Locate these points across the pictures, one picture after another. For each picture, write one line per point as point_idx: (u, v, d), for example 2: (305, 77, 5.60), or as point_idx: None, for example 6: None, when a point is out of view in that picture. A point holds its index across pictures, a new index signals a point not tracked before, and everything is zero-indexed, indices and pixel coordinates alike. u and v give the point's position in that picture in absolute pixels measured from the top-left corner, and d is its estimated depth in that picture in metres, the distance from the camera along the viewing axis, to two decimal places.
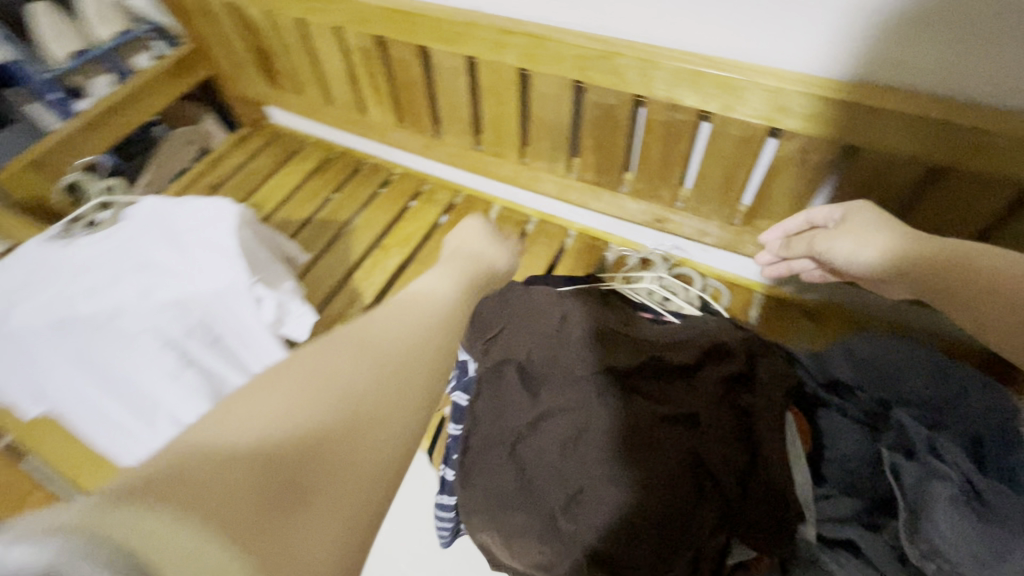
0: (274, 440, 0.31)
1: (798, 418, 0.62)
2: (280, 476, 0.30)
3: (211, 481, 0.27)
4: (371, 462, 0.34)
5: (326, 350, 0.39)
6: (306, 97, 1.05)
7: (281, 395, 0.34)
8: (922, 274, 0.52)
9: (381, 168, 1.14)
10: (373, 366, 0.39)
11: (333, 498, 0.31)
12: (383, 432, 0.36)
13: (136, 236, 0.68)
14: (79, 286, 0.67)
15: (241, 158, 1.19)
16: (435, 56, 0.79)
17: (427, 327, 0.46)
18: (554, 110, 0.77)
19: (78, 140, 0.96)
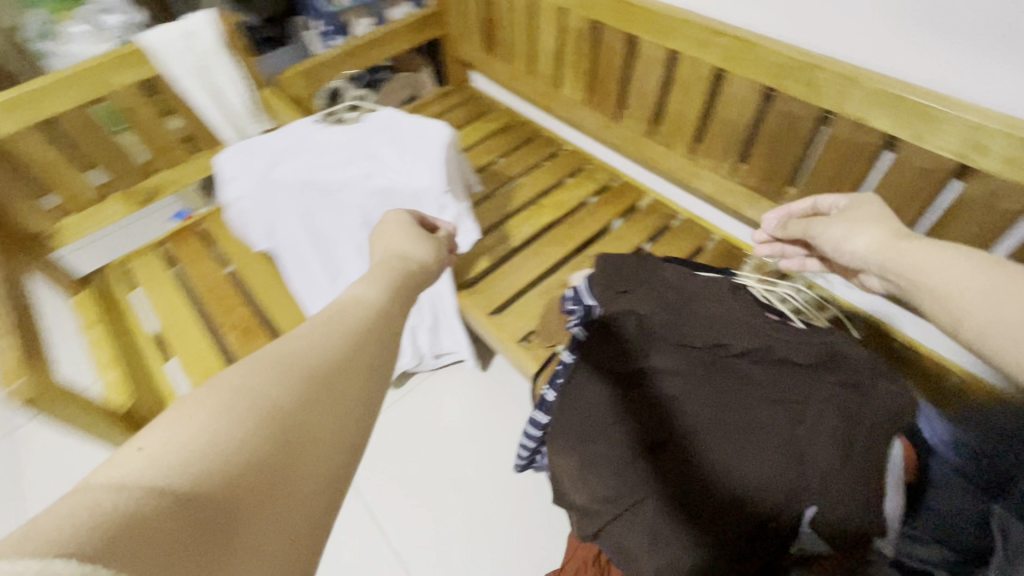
0: (195, 472, 0.29)
1: (906, 453, 0.61)
2: (210, 508, 0.28)
3: (151, 525, 0.25)
4: (322, 463, 0.34)
5: (240, 371, 0.36)
6: (512, 67, 1.22)
7: (199, 422, 0.31)
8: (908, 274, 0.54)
9: (553, 141, 1.27)
10: (288, 381, 0.36)
11: (274, 518, 0.30)
12: (327, 424, 0.35)
13: (373, 136, 0.86)
14: (321, 161, 0.85)
15: (440, 108, 1.39)
16: (642, 46, 0.89)
17: (351, 339, 0.42)
18: (739, 112, 0.82)
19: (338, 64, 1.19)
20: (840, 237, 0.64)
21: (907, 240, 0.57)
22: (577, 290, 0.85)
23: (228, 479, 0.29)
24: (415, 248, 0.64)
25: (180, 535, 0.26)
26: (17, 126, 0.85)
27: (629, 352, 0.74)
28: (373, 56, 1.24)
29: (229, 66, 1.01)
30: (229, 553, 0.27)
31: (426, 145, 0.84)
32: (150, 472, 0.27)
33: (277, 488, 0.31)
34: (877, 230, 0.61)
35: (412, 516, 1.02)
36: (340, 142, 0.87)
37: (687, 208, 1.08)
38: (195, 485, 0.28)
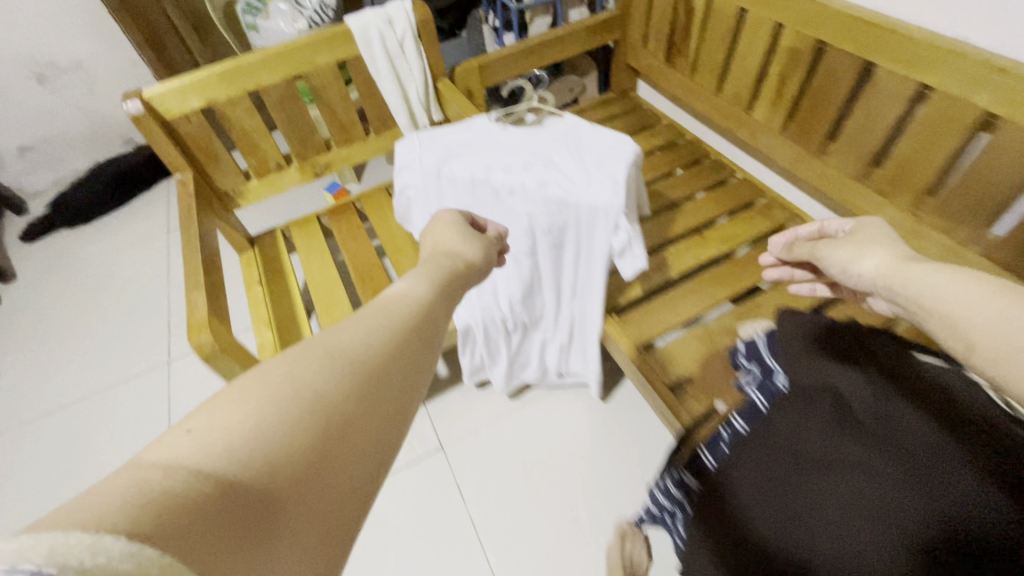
0: (234, 462, 0.27)
1: None
2: (253, 494, 0.26)
3: (195, 507, 0.24)
4: (362, 459, 0.32)
5: (283, 360, 0.34)
6: (693, 81, 1.12)
7: (249, 410, 0.29)
8: (909, 297, 0.52)
9: (724, 166, 1.15)
10: (338, 373, 0.34)
11: (311, 514, 0.28)
12: (372, 426, 0.33)
13: (554, 145, 0.82)
14: (497, 163, 0.83)
15: (600, 115, 1.33)
16: (880, 77, 0.75)
17: (396, 336, 0.40)
18: (1006, 170, 0.66)
19: (514, 60, 1.17)
20: (845, 261, 0.61)
21: (914, 263, 0.54)
22: (755, 345, 0.75)
23: (268, 473, 0.27)
24: (462, 248, 0.63)
25: (224, 522, 0.24)
26: (234, 94, 0.94)
27: (795, 429, 0.53)
28: (547, 56, 1.20)
29: (416, 54, 1.02)
30: (265, 549, 0.25)
31: (610, 162, 0.78)
32: (195, 455, 0.26)
33: (315, 487, 0.29)
34: (888, 252, 0.58)
35: (514, 535, 0.99)
36: (520, 147, 0.84)
37: None
38: (238, 473, 0.26)
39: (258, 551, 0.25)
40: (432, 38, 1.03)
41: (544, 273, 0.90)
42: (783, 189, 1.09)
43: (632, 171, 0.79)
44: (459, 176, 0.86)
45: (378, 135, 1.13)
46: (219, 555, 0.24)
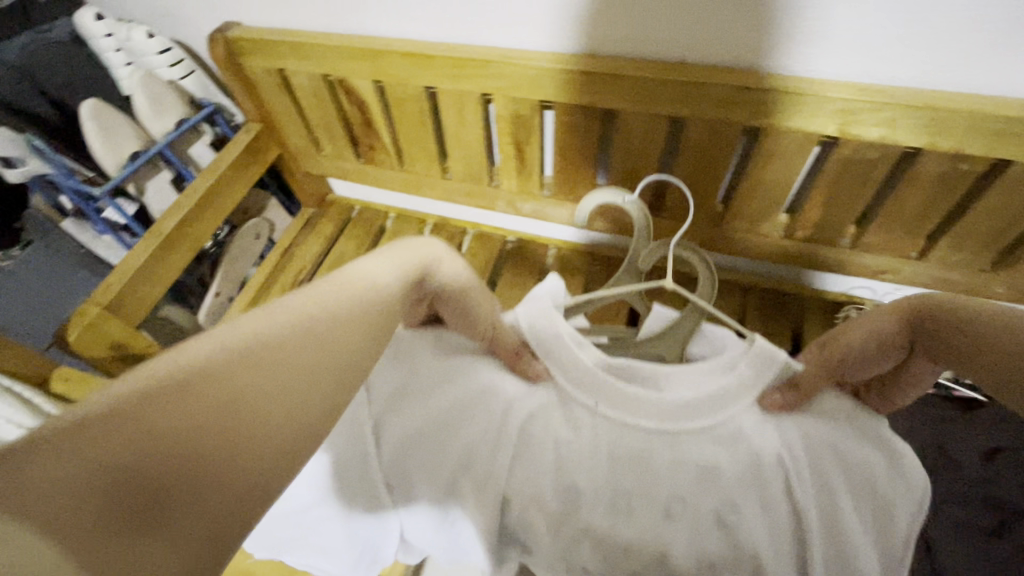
0: (123, 474, 0.26)
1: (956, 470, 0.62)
2: (152, 499, 0.26)
3: (77, 510, 0.24)
4: (246, 479, 0.30)
5: (204, 360, 0.30)
6: (408, 170, 0.90)
7: (128, 444, 0.26)
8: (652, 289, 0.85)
9: (490, 237, 0.99)
10: (217, 402, 0.29)
11: (195, 525, 0.28)
12: (262, 434, 0.31)
13: (774, 463, 0.49)
14: (627, 510, 0.50)
15: (317, 246, 1.01)
16: (622, 119, 0.67)
17: (330, 330, 0.34)
18: (780, 168, 0.65)
19: (153, 266, 0.76)
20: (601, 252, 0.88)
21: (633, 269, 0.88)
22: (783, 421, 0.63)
23: (144, 488, 0.26)
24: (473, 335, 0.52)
25: (107, 526, 0.25)
26: None
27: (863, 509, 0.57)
28: (198, 229, 0.82)
29: None
30: (169, 525, 0.27)
31: (863, 500, 0.47)
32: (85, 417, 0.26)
33: (204, 491, 0.28)
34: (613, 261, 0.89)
35: None
36: (670, 451, 0.51)
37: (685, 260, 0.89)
38: (129, 496, 0.26)
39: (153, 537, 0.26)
40: None
41: None
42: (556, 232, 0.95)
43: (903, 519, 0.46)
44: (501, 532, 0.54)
45: None
46: (113, 544, 0.25)
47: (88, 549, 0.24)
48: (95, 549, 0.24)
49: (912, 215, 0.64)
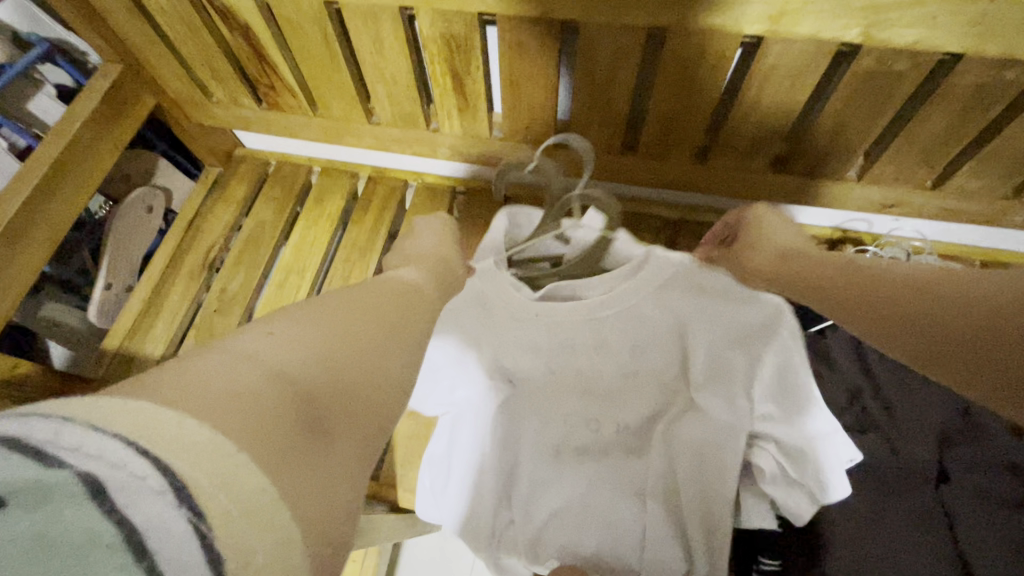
0: (285, 377, 0.25)
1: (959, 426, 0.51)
2: (313, 411, 0.25)
3: (261, 408, 0.23)
4: (373, 416, 0.29)
5: (317, 306, 0.31)
6: (326, 114, 0.73)
7: (280, 346, 0.27)
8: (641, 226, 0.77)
9: (438, 188, 0.84)
10: (347, 329, 0.30)
11: (352, 444, 0.27)
12: (390, 366, 0.31)
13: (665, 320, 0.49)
14: (553, 356, 0.54)
15: (231, 213, 0.84)
16: (587, 34, 0.52)
17: (404, 293, 0.37)
18: (782, 88, 0.52)
19: (1, 267, 0.59)
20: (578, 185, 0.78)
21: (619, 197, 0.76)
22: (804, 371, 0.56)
23: (313, 389, 0.26)
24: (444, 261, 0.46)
25: (288, 433, 0.23)
26: None
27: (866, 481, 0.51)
28: (60, 211, 0.65)
29: None
30: (328, 443, 0.25)
31: (754, 341, 0.47)
32: (253, 343, 0.26)
33: (351, 414, 0.27)
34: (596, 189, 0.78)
35: None
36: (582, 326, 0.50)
37: (678, 202, 0.76)
38: (301, 400, 0.25)
39: (320, 453, 0.24)
40: None
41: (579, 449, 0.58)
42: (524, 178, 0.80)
43: (800, 370, 0.46)
44: (465, 399, 0.59)
45: None
46: (295, 446, 0.23)
47: (273, 447, 0.22)
48: (277, 452, 0.22)
49: (936, 137, 0.54)
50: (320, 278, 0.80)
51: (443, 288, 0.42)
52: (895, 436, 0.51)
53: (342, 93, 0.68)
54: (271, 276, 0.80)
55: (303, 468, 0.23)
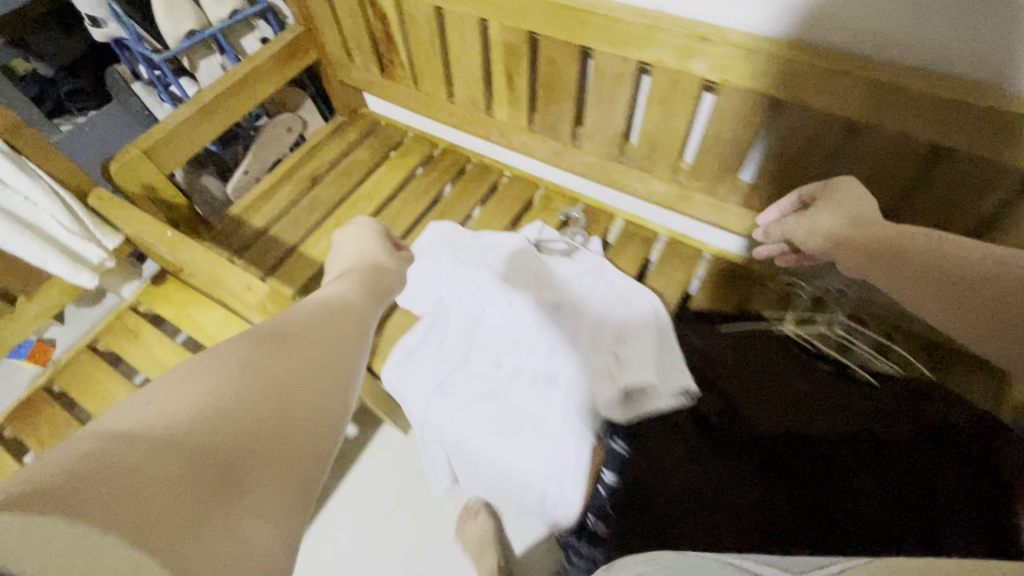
0: (188, 449, 0.37)
1: (837, 451, 0.58)
2: (220, 465, 0.38)
3: (167, 483, 0.35)
4: (288, 463, 0.43)
5: (223, 373, 0.45)
6: (421, 90, 0.98)
7: (186, 419, 0.39)
8: (633, 234, 0.93)
9: (489, 169, 1.06)
10: (258, 398, 0.44)
11: (269, 478, 0.41)
12: (300, 429, 0.46)
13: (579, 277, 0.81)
14: (512, 289, 0.81)
15: (339, 149, 1.12)
16: (599, 58, 0.70)
17: (317, 356, 0.54)
18: (737, 129, 0.66)
19: (189, 129, 0.88)
20: (594, 190, 0.97)
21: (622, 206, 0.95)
22: (692, 347, 0.71)
23: (219, 459, 0.38)
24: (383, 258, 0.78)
25: (193, 494, 0.35)
26: None
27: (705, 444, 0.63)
28: (234, 108, 0.94)
29: (26, 181, 0.69)
30: (235, 497, 0.38)
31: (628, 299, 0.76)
32: (142, 415, 0.39)
33: (259, 469, 0.40)
34: (607, 195, 0.96)
35: None
36: (537, 272, 0.83)
37: (664, 222, 0.92)
38: (205, 467, 0.37)
39: (222, 512, 0.36)
40: (47, 149, 0.72)
41: (511, 362, 0.77)
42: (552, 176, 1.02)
43: (654, 319, 0.72)
44: (451, 309, 0.84)
45: (28, 300, 0.78)
46: (201, 505, 0.35)
47: (182, 518, 0.34)
48: (185, 520, 0.34)
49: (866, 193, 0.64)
50: (381, 208, 1.04)
51: (366, 294, 0.71)
52: (739, 407, 0.64)
53: (434, 74, 0.93)
54: (349, 198, 1.05)
55: (206, 529, 0.35)
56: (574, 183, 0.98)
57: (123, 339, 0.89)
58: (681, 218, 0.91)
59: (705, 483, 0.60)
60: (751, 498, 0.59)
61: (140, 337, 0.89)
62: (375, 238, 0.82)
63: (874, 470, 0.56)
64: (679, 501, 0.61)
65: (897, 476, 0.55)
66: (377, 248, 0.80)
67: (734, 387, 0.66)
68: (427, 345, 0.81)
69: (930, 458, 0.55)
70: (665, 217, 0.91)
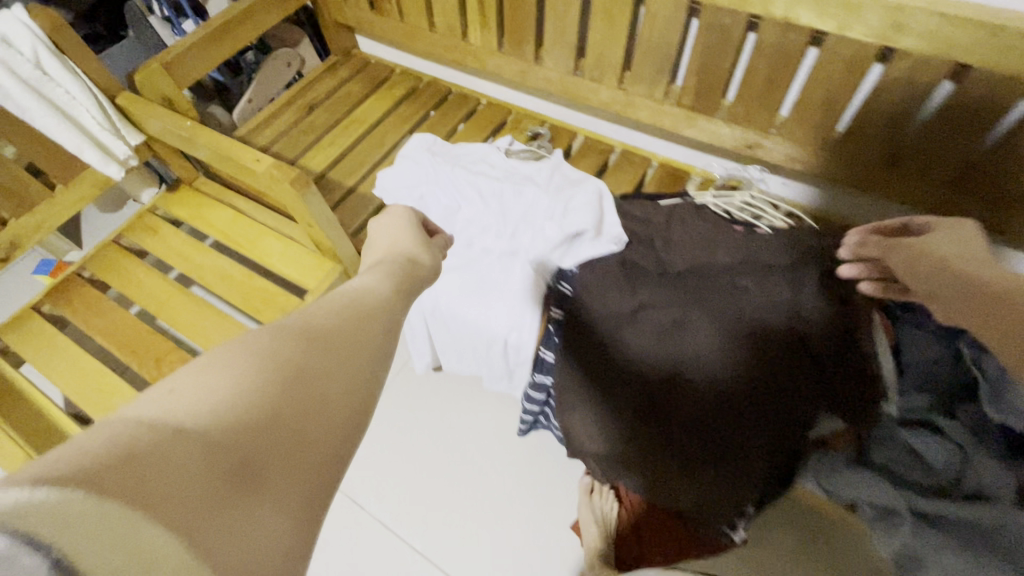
0: (221, 421, 0.29)
1: (738, 283, 0.69)
2: (239, 455, 0.29)
3: (182, 461, 0.27)
4: (311, 458, 0.32)
5: (258, 339, 0.36)
6: (406, 22, 1.11)
7: (222, 383, 0.32)
8: (591, 146, 1.06)
9: (468, 97, 1.19)
10: (277, 380, 0.33)
11: (289, 471, 0.31)
12: (318, 426, 0.33)
13: (538, 173, 0.92)
14: (481, 184, 0.94)
15: (334, 82, 1.25)
16: None
17: (319, 340, 0.39)
18: (665, 32, 0.80)
19: (202, 50, 1.01)
20: (562, 112, 1.12)
21: (585, 124, 1.10)
22: (631, 211, 0.80)
23: (243, 436, 0.30)
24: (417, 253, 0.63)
25: (211, 489, 0.27)
26: None
27: (625, 290, 0.73)
28: (240, 36, 1.07)
29: (69, 77, 0.83)
30: (247, 504, 0.28)
31: (576, 185, 0.86)
32: (165, 410, 0.29)
33: (281, 464, 0.30)
34: (572, 115, 1.11)
35: (429, 517, 1.00)
36: (502, 170, 0.95)
37: (620, 136, 1.07)
38: (235, 447, 0.29)
39: (243, 511, 0.27)
40: (83, 53, 0.85)
41: (478, 243, 0.91)
42: (522, 100, 1.17)
43: (594, 197, 0.81)
44: (431, 203, 0.97)
45: (66, 188, 0.93)
46: (208, 504, 0.26)
47: (183, 516, 0.25)
48: (190, 518, 0.25)
49: (767, 85, 0.78)
50: (371, 130, 1.17)
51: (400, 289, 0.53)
52: (662, 252, 0.75)
53: (417, 5, 1.05)
54: (343, 122, 1.18)
55: (224, 519, 0.26)
56: (543, 106, 1.12)
57: (145, 234, 1.02)
58: (633, 131, 1.05)
59: (646, 348, 0.71)
60: (672, 345, 0.70)
61: (159, 233, 1.02)
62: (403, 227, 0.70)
63: (771, 301, 0.67)
64: (597, 321, 0.74)
65: (779, 301, 0.67)
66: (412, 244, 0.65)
67: (662, 237, 0.76)
68: None
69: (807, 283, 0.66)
70: (620, 132, 1.07)
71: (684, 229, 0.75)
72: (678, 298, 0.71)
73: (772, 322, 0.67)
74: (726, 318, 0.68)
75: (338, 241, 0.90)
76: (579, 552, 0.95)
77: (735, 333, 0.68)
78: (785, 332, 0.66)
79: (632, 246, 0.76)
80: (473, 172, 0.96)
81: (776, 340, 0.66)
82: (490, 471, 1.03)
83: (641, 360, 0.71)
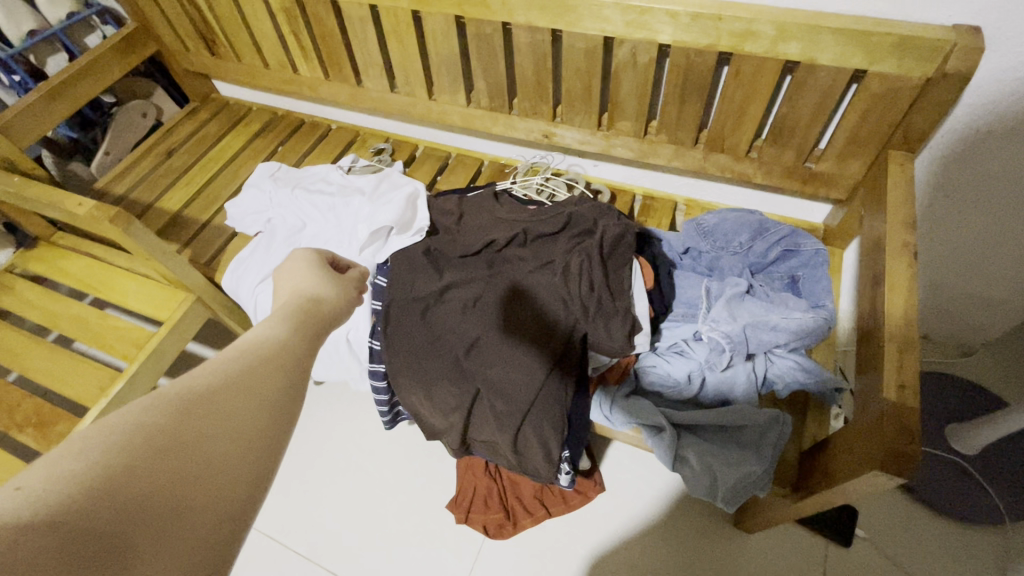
0: (79, 511, 0.26)
1: (515, 252, 0.81)
2: (95, 548, 0.25)
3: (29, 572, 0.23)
4: (194, 534, 0.29)
5: (142, 408, 0.31)
6: (245, 63, 1.19)
7: (90, 468, 0.27)
8: (430, 154, 1.16)
9: (319, 124, 1.27)
10: (149, 454, 0.29)
11: (160, 557, 0.27)
12: (203, 498, 0.30)
13: (370, 182, 1.01)
14: (317, 199, 1.00)
15: (192, 126, 1.31)
16: (344, 8, 0.92)
17: (211, 398, 0.34)
18: (446, 44, 0.89)
19: (41, 109, 1.05)
20: (402, 126, 1.22)
21: (424, 134, 1.20)
22: (433, 204, 0.91)
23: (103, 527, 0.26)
24: (325, 289, 0.55)
25: None
26: None
27: (430, 277, 0.81)
28: (84, 92, 1.12)
29: None
30: None
31: (396, 186, 0.96)
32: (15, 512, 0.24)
33: (160, 547, 0.28)
34: (411, 128, 1.21)
35: (313, 522, 1.03)
36: (340, 185, 1.03)
37: (454, 142, 1.17)
38: (95, 541, 0.26)
39: None
40: None
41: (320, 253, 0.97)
42: (369, 123, 1.26)
43: (409, 194, 0.92)
44: (278, 225, 1.03)
45: None
46: None
47: None
48: None
49: (538, 79, 0.88)
50: (228, 164, 1.23)
51: (304, 326, 0.47)
52: (454, 233, 0.86)
53: (248, 45, 1.13)
54: (200, 161, 1.24)
55: None
56: (385, 123, 1.21)
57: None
58: (462, 136, 1.15)
59: (451, 321, 0.77)
60: (474, 314, 0.76)
61: (14, 289, 1.05)
62: (309, 265, 0.60)
63: (542, 261, 0.79)
64: (412, 307, 0.80)
65: (549, 260, 0.78)
66: (321, 277, 0.57)
67: (456, 226, 0.87)
68: (259, 252, 1.00)
69: (563, 246, 0.79)
70: (453, 138, 1.16)
71: (472, 220, 0.87)
72: (472, 275, 0.80)
73: (544, 278, 0.77)
74: (513, 282, 0.78)
75: (183, 271, 0.95)
76: (459, 532, 1.00)
77: (518, 293, 0.77)
78: (553, 282, 0.76)
79: (436, 237, 0.87)
80: (311, 189, 1.03)
81: (549, 287, 0.76)
82: (372, 470, 1.08)
83: (452, 332, 0.77)
